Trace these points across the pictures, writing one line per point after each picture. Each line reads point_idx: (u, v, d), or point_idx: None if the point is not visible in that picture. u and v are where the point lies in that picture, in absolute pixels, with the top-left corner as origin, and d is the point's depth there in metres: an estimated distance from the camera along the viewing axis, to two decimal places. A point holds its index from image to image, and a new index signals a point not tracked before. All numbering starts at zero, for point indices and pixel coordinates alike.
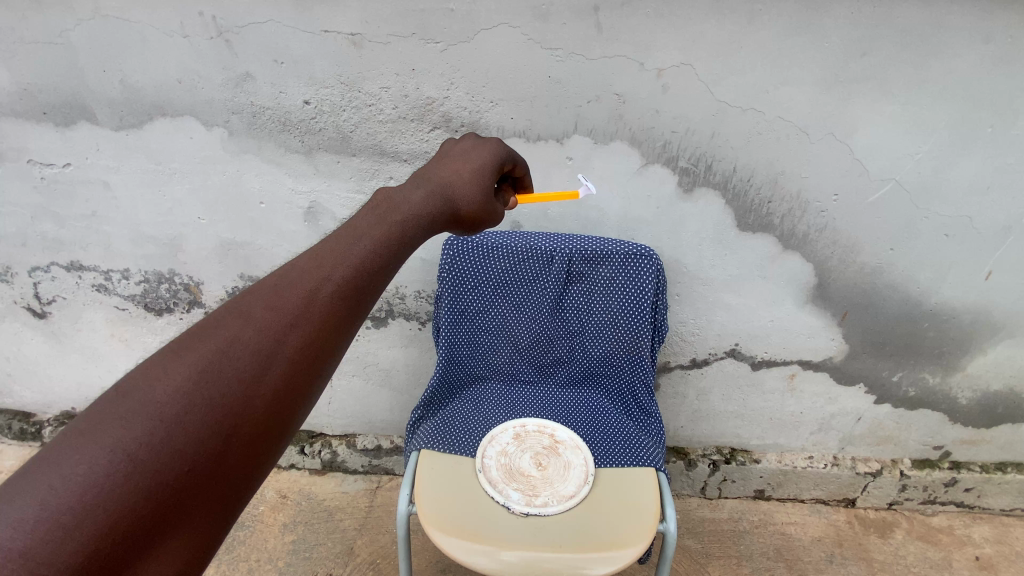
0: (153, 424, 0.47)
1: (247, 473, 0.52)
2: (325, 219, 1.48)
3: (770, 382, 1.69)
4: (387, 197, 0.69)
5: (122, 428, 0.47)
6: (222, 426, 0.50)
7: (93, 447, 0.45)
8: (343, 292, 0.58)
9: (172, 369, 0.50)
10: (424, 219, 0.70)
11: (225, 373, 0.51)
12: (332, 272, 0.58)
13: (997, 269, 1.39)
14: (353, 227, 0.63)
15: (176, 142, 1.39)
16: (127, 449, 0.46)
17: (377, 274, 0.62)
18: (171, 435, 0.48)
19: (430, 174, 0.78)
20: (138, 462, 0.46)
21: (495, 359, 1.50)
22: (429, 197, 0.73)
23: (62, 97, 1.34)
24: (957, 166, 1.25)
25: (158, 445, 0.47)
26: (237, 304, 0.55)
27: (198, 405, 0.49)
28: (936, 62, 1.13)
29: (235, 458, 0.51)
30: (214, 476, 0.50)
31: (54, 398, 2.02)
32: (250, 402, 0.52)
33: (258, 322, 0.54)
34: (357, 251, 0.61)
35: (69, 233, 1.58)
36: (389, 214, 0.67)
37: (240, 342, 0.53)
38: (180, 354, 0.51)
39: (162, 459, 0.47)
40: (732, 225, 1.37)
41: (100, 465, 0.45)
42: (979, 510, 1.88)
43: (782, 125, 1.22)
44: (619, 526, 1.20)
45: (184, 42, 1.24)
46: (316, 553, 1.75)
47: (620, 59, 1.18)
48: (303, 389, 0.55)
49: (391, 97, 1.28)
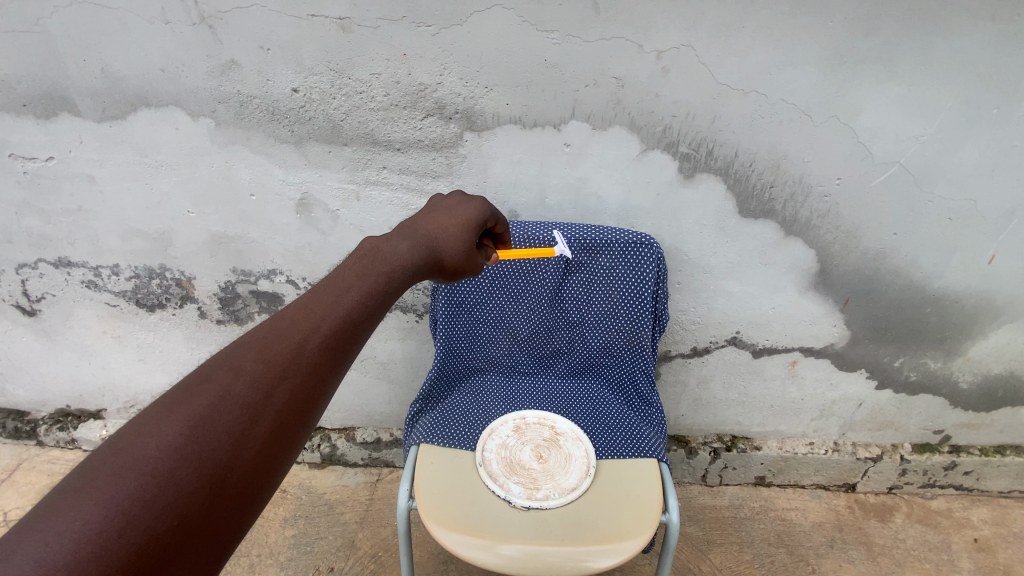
0: (145, 479, 0.48)
1: (233, 524, 0.53)
2: (318, 211, 1.44)
3: (771, 368, 1.68)
4: (374, 247, 0.74)
5: (116, 484, 0.47)
6: (213, 477, 0.51)
7: (89, 503, 0.46)
8: (329, 342, 0.62)
9: (165, 424, 0.51)
10: (406, 269, 0.75)
11: (216, 426, 0.53)
12: (320, 324, 0.62)
13: (1000, 252, 1.38)
14: (341, 278, 0.67)
15: (162, 133, 1.34)
16: (122, 505, 0.47)
17: (362, 325, 0.66)
18: (163, 489, 0.49)
19: (416, 226, 0.84)
20: (131, 517, 0.47)
21: (493, 351, 1.49)
22: (414, 247, 0.79)
23: (42, 87, 1.29)
24: (962, 149, 1.22)
25: (151, 500, 0.48)
26: (227, 356, 0.57)
27: (189, 458, 0.51)
28: (942, 41, 1.10)
29: (225, 508, 0.52)
30: (202, 526, 0.50)
31: (48, 396, 1.99)
32: (240, 453, 0.53)
33: (248, 375, 0.56)
34: (345, 302, 0.65)
35: (56, 228, 1.54)
36: (375, 264, 0.71)
37: (231, 396, 0.55)
38: (172, 409, 0.53)
39: (156, 513, 0.48)
40: (734, 211, 1.35)
41: (96, 520, 0.46)
42: (977, 493, 1.90)
43: (784, 108, 1.19)
44: (622, 519, 1.19)
45: (166, 28, 1.20)
46: (317, 548, 1.75)
47: (618, 42, 1.14)
48: (289, 439, 0.57)
49: (382, 83, 1.23)
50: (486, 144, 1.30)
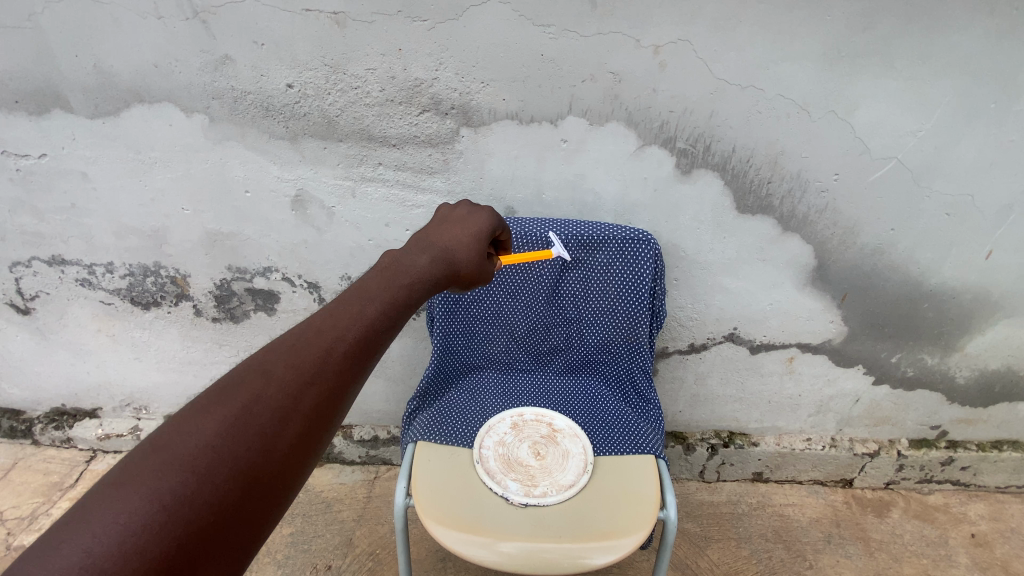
0: (185, 476, 0.48)
1: (263, 526, 0.52)
2: (313, 207, 1.43)
3: (768, 364, 1.68)
4: (393, 260, 0.73)
5: (158, 479, 0.47)
6: (246, 478, 0.51)
7: (133, 496, 0.46)
8: (356, 349, 0.61)
9: (201, 424, 0.51)
10: (424, 282, 0.73)
11: (249, 428, 0.53)
12: (347, 332, 0.60)
13: (998, 247, 1.38)
14: (364, 289, 0.65)
15: (156, 130, 1.33)
16: (163, 500, 0.47)
17: (384, 335, 0.64)
18: (201, 488, 0.48)
19: (433, 238, 0.82)
20: (173, 512, 0.46)
21: (491, 349, 1.49)
22: (433, 261, 0.77)
23: (34, 83, 1.28)
24: (960, 144, 1.22)
25: (191, 496, 0.48)
26: (259, 360, 0.57)
27: (226, 458, 0.50)
28: (940, 36, 1.09)
29: (258, 509, 0.52)
30: (234, 526, 0.50)
31: (44, 395, 1.98)
32: (271, 455, 0.53)
33: (279, 380, 0.56)
34: (369, 313, 0.63)
35: (50, 226, 1.53)
36: (396, 277, 0.70)
37: (262, 399, 0.54)
38: (208, 410, 0.52)
39: (195, 509, 0.47)
40: (731, 207, 1.34)
41: (140, 512, 0.45)
42: (974, 488, 1.90)
43: (782, 103, 1.18)
44: (620, 515, 1.18)
45: (159, 23, 1.18)
46: (314, 545, 1.74)
47: (615, 36, 1.13)
48: (316, 444, 0.57)
49: (377, 78, 1.22)
50: (482, 140, 1.29)
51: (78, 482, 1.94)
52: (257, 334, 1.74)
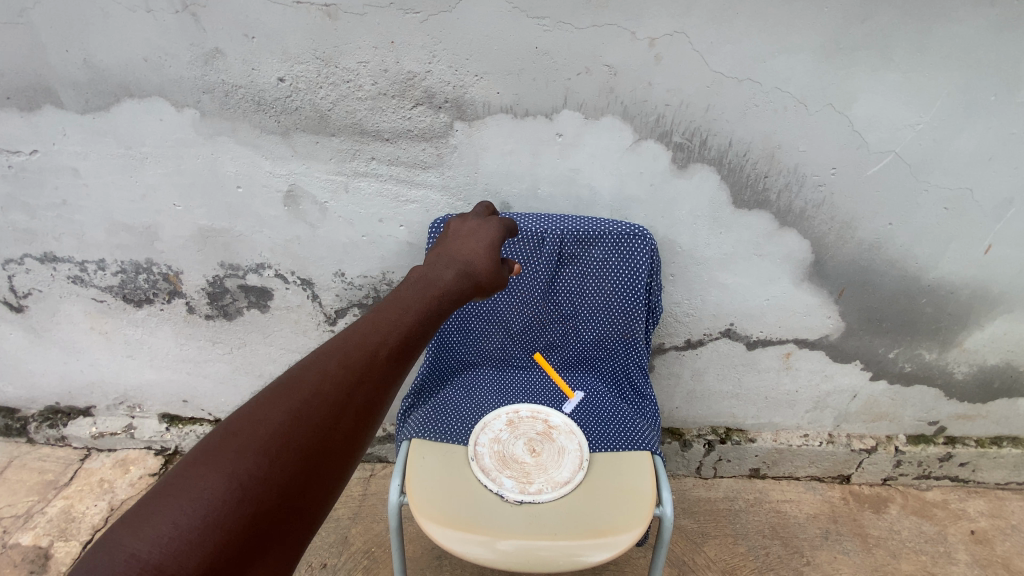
0: (258, 459, 0.52)
1: (320, 511, 0.55)
2: (306, 203, 1.42)
3: (765, 360, 1.67)
4: (422, 275, 0.75)
5: (235, 461, 0.51)
6: (307, 467, 0.54)
7: (214, 475, 0.50)
8: (398, 352, 0.62)
9: (270, 413, 0.54)
10: (453, 295, 0.74)
11: (310, 420, 0.55)
12: (387, 337, 0.62)
13: (997, 242, 1.37)
14: (398, 299, 0.68)
15: (146, 125, 1.32)
16: (240, 479, 0.50)
17: (422, 341, 0.66)
18: (270, 471, 0.52)
19: (454, 253, 0.84)
20: (248, 491, 0.50)
21: (487, 345, 1.48)
22: (458, 275, 0.77)
23: (23, 78, 1.26)
24: (958, 137, 1.21)
25: (263, 478, 0.51)
26: (314, 359, 0.59)
27: (291, 444, 0.53)
28: (938, 27, 1.08)
29: (315, 494, 0.54)
30: (292, 510, 0.53)
31: (37, 393, 1.97)
32: (329, 446, 0.55)
33: (333, 378, 0.58)
34: (407, 321, 0.65)
35: (41, 223, 1.51)
36: (427, 289, 0.72)
37: (320, 394, 0.56)
38: (274, 401, 0.56)
39: (267, 489, 0.51)
40: (728, 202, 1.33)
41: (220, 491, 0.49)
42: (972, 484, 1.90)
43: (779, 97, 1.17)
44: (615, 512, 1.18)
45: (148, 17, 1.17)
46: (309, 544, 1.73)
47: (611, 28, 1.12)
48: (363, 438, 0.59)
49: (370, 72, 1.21)
50: (476, 134, 1.27)
51: (72, 480, 1.92)
52: (250, 331, 1.73)
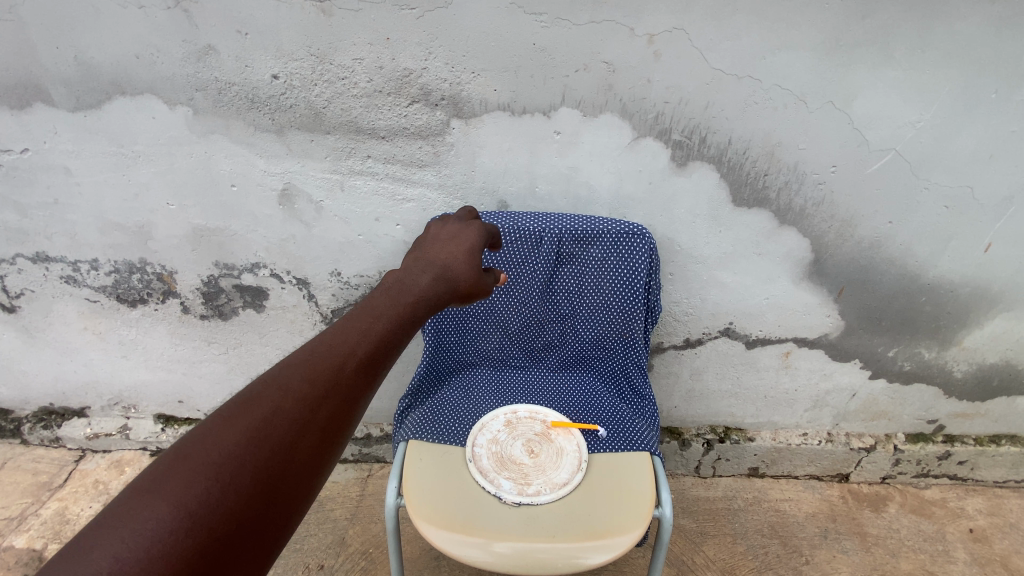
0: (210, 484, 0.49)
1: (278, 535, 0.52)
2: (301, 202, 1.40)
3: (764, 359, 1.66)
4: (397, 280, 0.75)
5: (185, 486, 0.48)
6: (265, 489, 0.52)
7: (160, 503, 0.47)
8: (365, 365, 0.62)
9: (225, 434, 0.52)
10: (429, 300, 0.74)
11: (270, 438, 0.54)
12: (356, 347, 0.62)
13: (997, 240, 1.36)
14: (370, 307, 0.67)
15: (138, 122, 1.30)
16: (189, 507, 0.48)
17: (391, 351, 0.66)
18: (224, 495, 0.49)
19: (432, 255, 0.83)
20: (199, 519, 0.47)
21: (484, 345, 1.47)
22: (435, 280, 0.78)
23: (12, 76, 1.24)
24: (959, 135, 1.20)
25: (216, 503, 0.49)
26: (275, 375, 0.58)
27: (248, 465, 0.52)
28: (940, 24, 1.07)
29: (272, 518, 0.52)
30: (249, 536, 0.50)
31: (31, 394, 1.95)
32: (290, 465, 0.54)
33: (296, 393, 0.57)
34: (376, 330, 0.65)
35: (32, 222, 1.49)
36: (401, 296, 0.71)
37: (281, 412, 0.55)
38: (230, 421, 0.54)
39: (218, 515, 0.48)
40: (727, 200, 1.32)
41: (167, 521, 0.46)
42: (971, 482, 1.90)
43: (779, 94, 1.16)
44: (614, 514, 1.17)
45: (139, 13, 1.15)
46: (307, 545, 1.72)
47: (609, 25, 1.10)
48: (327, 456, 0.58)
49: (365, 68, 1.19)
50: (473, 132, 1.26)
51: (67, 481, 1.91)
52: (246, 331, 1.71)
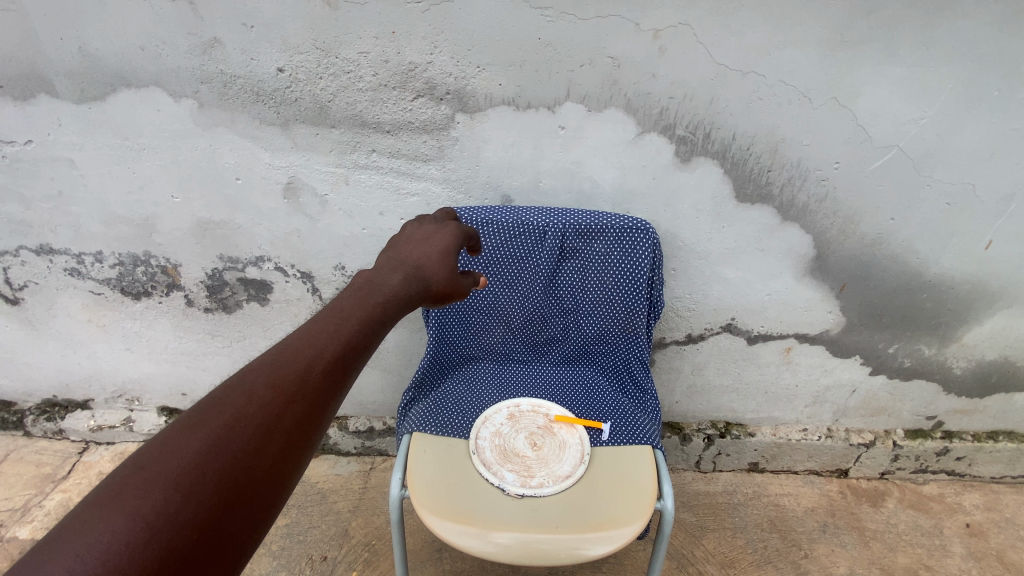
0: (168, 493, 0.47)
1: (244, 545, 0.49)
2: (305, 195, 1.40)
3: (765, 355, 1.67)
4: (368, 279, 0.72)
5: (141, 497, 0.46)
6: (227, 497, 0.49)
7: (117, 515, 0.45)
8: (333, 367, 0.59)
9: (186, 441, 0.50)
10: (401, 299, 0.72)
11: (232, 445, 0.51)
12: (323, 350, 0.59)
13: (998, 237, 1.37)
14: (338, 309, 0.64)
15: (143, 115, 1.30)
16: (146, 518, 0.45)
17: (363, 353, 0.63)
18: (183, 504, 0.47)
19: (402, 254, 0.80)
20: (157, 529, 0.45)
21: (487, 340, 1.47)
22: (407, 279, 0.75)
23: (17, 68, 1.24)
24: (962, 132, 1.20)
25: (175, 512, 0.46)
26: (238, 381, 0.56)
27: (209, 474, 0.49)
28: (944, 20, 1.07)
29: (236, 528, 0.49)
30: (211, 548, 0.47)
31: (34, 386, 1.96)
32: (256, 472, 0.51)
33: (260, 398, 0.54)
34: (345, 331, 0.62)
35: (37, 214, 1.50)
36: (370, 296, 0.69)
37: (245, 418, 0.53)
38: (191, 429, 0.51)
39: (178, 526, 0.46)
40: (730, 196, 1.32)
41: (123, 533, 0.44)
42: (969, 478, 1.91)
43: (783, 90, 1.16)
44: (617, 505, 1.18)
45: (145, 5, 1.15)
46: (310, 536, 1.73)
47: (614, 20, 1.11)
48: (296, 461, 0.55)
49: (370, 62, 1.19)
50: (478, 126, 1.26)
51: (70, 473, 1.92)
52: (249, 324, 1.72)
